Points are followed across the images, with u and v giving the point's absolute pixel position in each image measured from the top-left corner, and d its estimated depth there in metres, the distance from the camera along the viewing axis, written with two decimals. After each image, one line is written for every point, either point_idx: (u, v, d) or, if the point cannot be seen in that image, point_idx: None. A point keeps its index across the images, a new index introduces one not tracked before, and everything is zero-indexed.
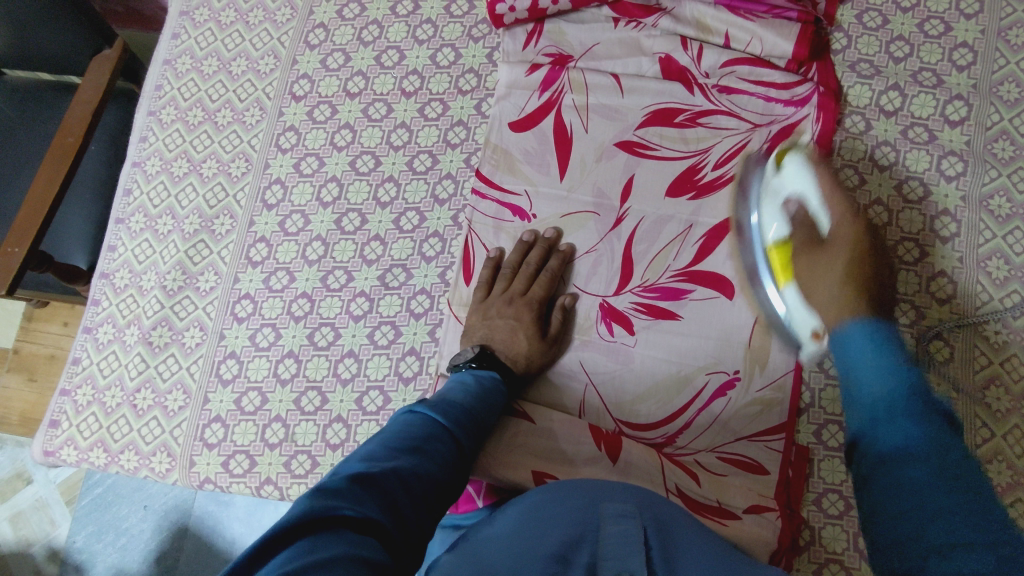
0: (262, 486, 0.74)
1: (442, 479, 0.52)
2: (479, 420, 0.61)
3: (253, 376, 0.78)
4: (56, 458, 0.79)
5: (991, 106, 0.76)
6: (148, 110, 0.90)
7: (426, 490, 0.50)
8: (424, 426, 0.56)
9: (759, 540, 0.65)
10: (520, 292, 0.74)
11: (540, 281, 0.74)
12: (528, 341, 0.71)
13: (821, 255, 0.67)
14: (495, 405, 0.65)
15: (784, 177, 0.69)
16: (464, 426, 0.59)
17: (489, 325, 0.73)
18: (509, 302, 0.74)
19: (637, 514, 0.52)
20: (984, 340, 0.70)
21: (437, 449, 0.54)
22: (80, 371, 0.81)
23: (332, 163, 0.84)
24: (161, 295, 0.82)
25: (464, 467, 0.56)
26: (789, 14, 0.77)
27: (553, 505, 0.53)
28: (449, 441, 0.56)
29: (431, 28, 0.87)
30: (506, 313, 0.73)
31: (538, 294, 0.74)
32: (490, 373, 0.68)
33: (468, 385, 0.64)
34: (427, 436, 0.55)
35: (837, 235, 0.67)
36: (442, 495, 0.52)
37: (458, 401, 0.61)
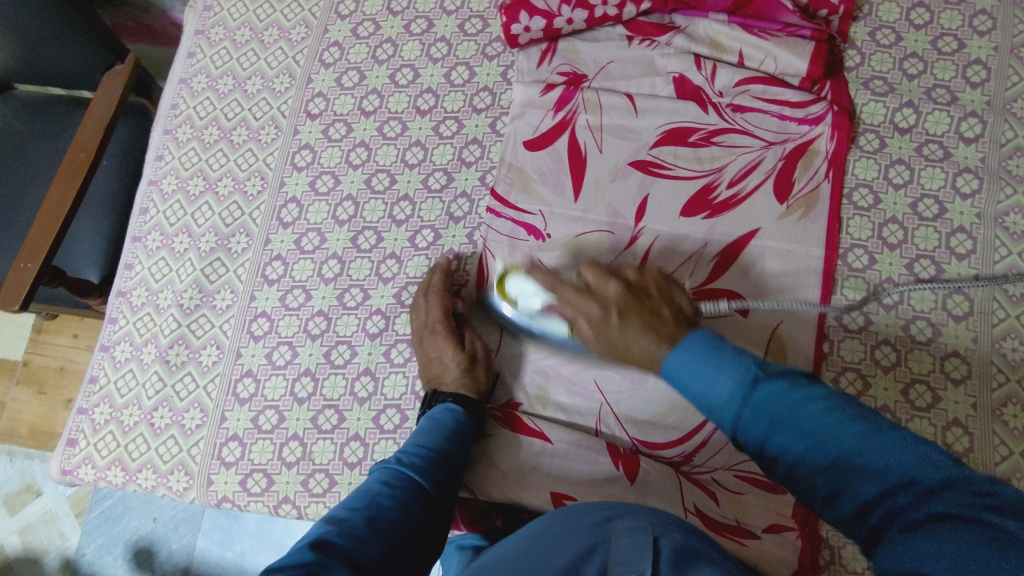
0: (279, 505, 0.74)
1: (410, 526, 0.54)
2: (444, 457, 0.63)
3: (270, 395, 0.78)
4: (73, 477, 0.79)
5: (1006, 123, 0.76)
6: (164, 128, 0.91)
7: (393, 540, 0.52)
8: (382, 481, 0.58)
9: (778, 561, 0.65)
10: (423, 323, 0.74)
11: (434, 302, 0.75)
12: (450, 355, 0.71)
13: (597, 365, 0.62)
14: (462, 437, 0.66)
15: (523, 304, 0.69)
16: (427, 467, 0.61)
17: (424, 367, 0.74)
18: (421, 338, 0.74)
19: (649, 527, 0.50)
20: (1001, 356, 0.70)
21: (398, 498, 0.56)
22: (97, 390, 0.81)
23: (348, 182, 0.84)
24: (178, 313, 0.82)
25: (433, 508, 0.58)
26: (802, 32, 0.78)
27: (563, 527, 0.54)
28: (411, 488, 0.58)
29: (446, 47, 0.88)
30: (428, 348, 0.73)
31: (438, 312, 0.74)
32: (445, 405, 0.68)
33: (426, 426, 0.66)
34: (388, 489, 0.57)
35: (575, 302, 0.62)
36: (411, 544, 0.53)
37: (415, 446, 0.63)
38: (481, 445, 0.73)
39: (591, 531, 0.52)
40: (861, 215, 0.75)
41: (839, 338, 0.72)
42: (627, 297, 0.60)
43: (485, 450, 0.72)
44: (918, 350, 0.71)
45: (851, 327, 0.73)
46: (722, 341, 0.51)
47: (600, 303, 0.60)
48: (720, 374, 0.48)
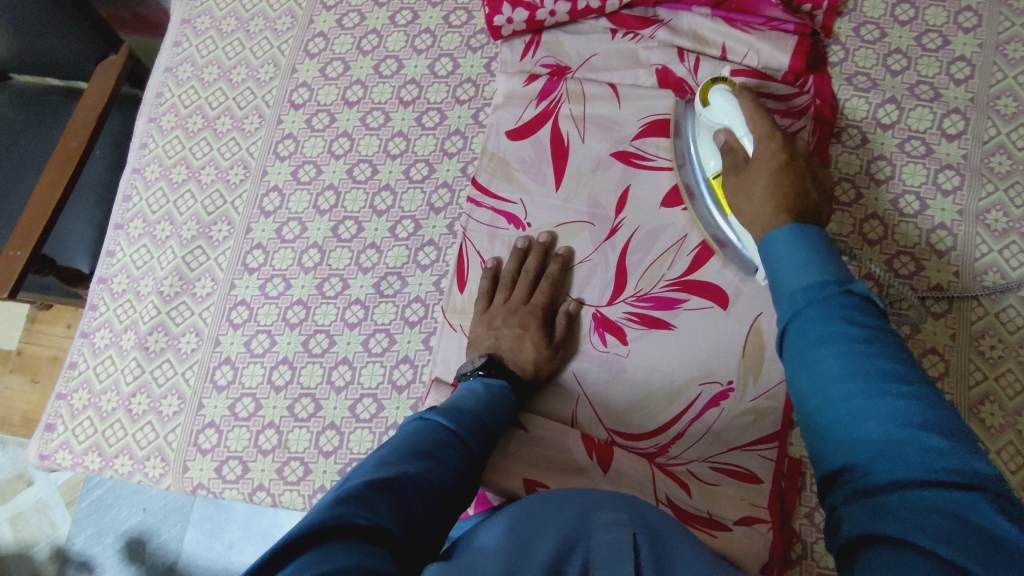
0: (254, 493, 0.74)
1: (452, 484, 0.52)
2: (489, 427, 0.61)
3: (248, 383, 0.78)
4: (51, 462, 0.79)
5: (989, 120, 0.76)
6: (149, 117, 0.91)
7: (436, 498, 0.50)
8: (435, 431, 0.56)
9: (748, 553, 0.64)
10: (521, 300, 0.74)
11: (543, 289, 0.74)
12: (535, 348, 0.71)
13: (744, 178, 0.66)
14: (506, 410, 0.65)
15: (713, 108, 0.71)
16: (474, 432, 0.59)
17: (494, 334, 0.73)
18: (512, 310, 0.74)
19: (628, 522, 0.51)
20: (979, 354, 0.69)
21: (449, 456, 0.54)
22: (76, 375, 0.81)
23: (329, 171, 0.84)
24: (158, 300, 0.82)
25: (474, 471, 0.56)
26: (786, 27, 0.78)
27: (545, 514, 0.53)
28: (459, 447, 0.56)
29: (430, 38, 0.88)
30: (511, 322, 0.73)
31: (541, 301, 0.74)
32: (500, 380, 0.67)
33: (479, 393, 0.64)
34: (439, 442, 0.54)
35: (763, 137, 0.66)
36: (452, 503, 0.52)
37: (468, 409, 0.61)
38: None
39: (573, 522, 0.51)
40: (841, 211, 0.75)
41: None
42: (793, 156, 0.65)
43: None
44: None
45: None
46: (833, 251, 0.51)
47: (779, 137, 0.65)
48: (804, 276, 0.49)
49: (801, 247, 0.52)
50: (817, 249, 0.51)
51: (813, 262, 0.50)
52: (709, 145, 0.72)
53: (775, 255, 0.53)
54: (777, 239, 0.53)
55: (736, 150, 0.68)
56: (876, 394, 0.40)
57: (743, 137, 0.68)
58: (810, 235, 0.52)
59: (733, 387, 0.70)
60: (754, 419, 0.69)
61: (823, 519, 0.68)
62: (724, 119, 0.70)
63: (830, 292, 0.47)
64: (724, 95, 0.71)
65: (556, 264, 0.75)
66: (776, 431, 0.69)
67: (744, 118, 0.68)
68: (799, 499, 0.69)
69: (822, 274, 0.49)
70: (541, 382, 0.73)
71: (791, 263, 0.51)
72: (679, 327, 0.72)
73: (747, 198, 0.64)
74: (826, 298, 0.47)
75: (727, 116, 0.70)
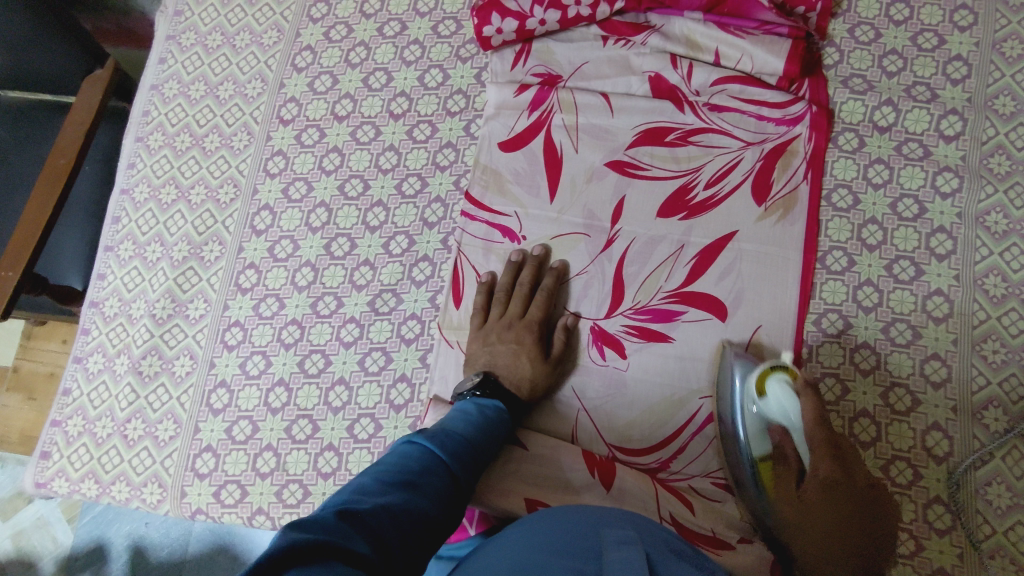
0: (253, 517, 0.73)
1: (433, 513, 0.51)
2: (478, 453, 0.60)
3: (244, 406, 0.77)
4: (47, 490, 0.78)
5: (987, 120, 0.75)
6: (136, 136, 0.90)
7: (416, 527, 0.49)
8: (420, 458, 0.55)
9: (755, 571, 0.64)
10: (518, 315, 0.73)
11: (538, 302, 0.73)
12: (532, 364, 0.71)
13: (805, 490, 0.63)
14: (497, 435, 0.64)
15: (767, 400, 0.65)
16: (461, 459, 0.58)
17: (490, 351, 0.72)
18: (508, 325, 0.73)
19: (638, 541, 0.50)
20: (982, 359, 0.69)
21: (432, 483, 0.53)
22: (70, 402, 0.80)
23: (320, 188, 0.83)
24: (150, 323, 0.81)
25: (459, 500, 0.55)
26: (779, 30, 0.76)
27: (550, 530, 0.52)
28: (443, 475, 0.55)
29: (419, 49, 0.87)
30: (506, 338, 0.73)
31: (537, 315, 0.73)
32: (494, 402, 0.66)
33: (470, 416, 0.63)
34: (423, 470, 0.54)
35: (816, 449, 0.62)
36: (434, 532, 0.51)
37: (457, 432, 0.60)
38: None
39: (581, 537, 0.50)
40: (839, 216, 0.74)
41: (817, 344, 0.71)
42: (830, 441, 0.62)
43: None
44: (898, 353, 0.70)
45: (830, 331, 0.71)
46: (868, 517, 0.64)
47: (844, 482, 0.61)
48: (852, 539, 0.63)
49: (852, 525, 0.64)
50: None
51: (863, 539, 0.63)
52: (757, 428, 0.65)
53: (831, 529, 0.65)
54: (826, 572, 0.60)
55: (786, 449, 0.66)
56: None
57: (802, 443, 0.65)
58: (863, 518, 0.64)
59: None
60: None
61: None
62: (781, 412, 0.65)
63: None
64: (785, 387, 0.65)
65: (552, 277, 0.74)
66: None
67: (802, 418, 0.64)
68: None
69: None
70: (540, 396, 0.72)
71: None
72: (678, 340, 0.71)
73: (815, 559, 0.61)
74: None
75: (785, 411, 0.65)
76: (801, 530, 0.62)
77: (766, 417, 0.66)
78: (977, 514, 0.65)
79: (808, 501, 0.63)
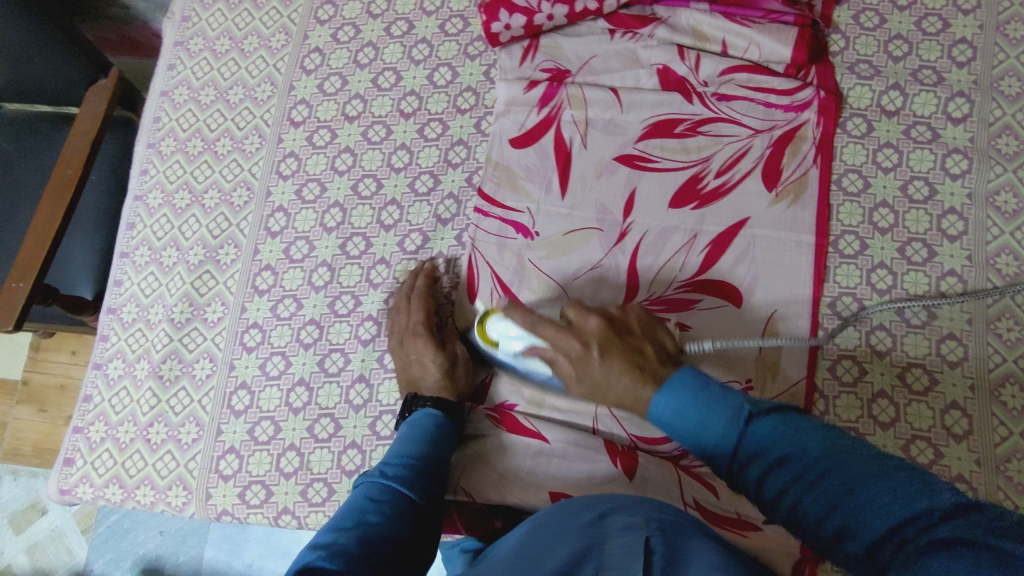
0: (279, 516, 0.74)
1: (397, 537, 0.54)
2: (429, 464, 0.63)
3: (265, 406, 0.77)
4: (72, 496, 0.79)
5: (993, 101, 0.75)
6: (148, 142, 0.90)
7: (382, 554, 0.52)
8: (369, 495, 0.58)
9: (781, 550, 0.65)
10: (405, 327, 0.75)
11: (415, 306, 0.75)
12: (433, 357, 0.72)
13: (586, 368, 0.62)
14: (443, 442, 0.67)
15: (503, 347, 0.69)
16: (413, 478, 0.61)
17: (405, 370, 0.74)
18: (401, 341, 0.74)
19: (643, 525, 0.49)
20: (997, 337, 0.69)
21: (387, 512, 0.56)
22: (92, 408, 0.81)
23: (334, 188, 0.83)
24: (169, 327, 0.82)
25: (421, 516, 0.59)
26: (785, 18, 0.78)
27: (555, 526, 0.53)
28: (397, 499, 0.58)
29: (427, 48, 0.87)
30: (405, 351, 0.74)
31: (418, 315, 0.74)
32: (426, 412, 0.68)
33: (411, 435, 0.65)
34: (373, 502, 0.57)
35: (558, 340, 0.64)
36: (404, 552, 0.54)
37: (402, 455, 0.63)
38: (478, 448, 0.72)
39: (585, 528, 0.51)
40: (850, 201, 0.75)
41: (834, 327, 0.71)
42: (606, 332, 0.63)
43: (482, 451, 0.72)
44: (913, 333, 0.71)
45: (845, 314, 0.72)
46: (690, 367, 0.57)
47: (579, 339, 0.63)
48: (703, 411, 0.52)
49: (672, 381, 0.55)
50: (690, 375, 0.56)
51: (700, 395, 0.53)
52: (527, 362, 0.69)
53: (663, 410, 0.55)
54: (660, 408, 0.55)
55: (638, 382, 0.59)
56: (845, 463, 0.46)
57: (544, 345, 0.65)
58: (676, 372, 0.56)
59: (752, 386, 0.70)
60: None
61: None
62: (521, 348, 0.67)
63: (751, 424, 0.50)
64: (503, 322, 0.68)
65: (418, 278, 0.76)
66: None
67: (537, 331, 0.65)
68: None
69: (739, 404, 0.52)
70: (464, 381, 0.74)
71: (685, 402, 0.54)
72: (695, 328, 0.72)
73: (602, 377, 0.61)
74: (765, 424, 0.50)
75: (525, 342, 0.66)
76: (587, 378, 0.62)
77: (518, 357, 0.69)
78: (999, 489, 0.65)
79: (587, 371, 0.62)
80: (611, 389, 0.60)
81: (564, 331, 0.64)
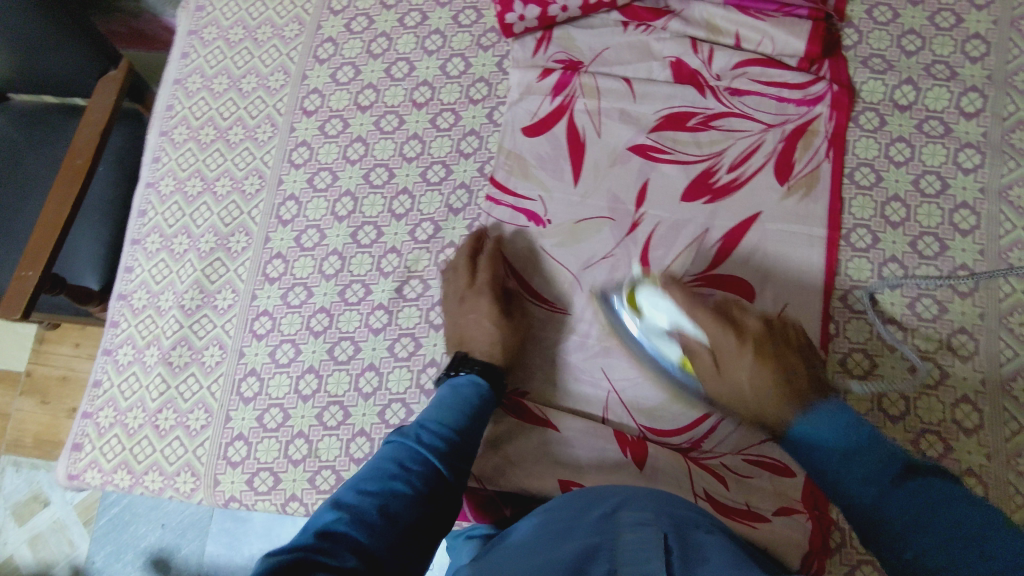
0: (287, 503, 0.74)
1: (417, 510, 0.56)
2: (461, 434, 0.63)
3: (274, 394, 0.77)
4: (79, 482, 0.79)
5: (1007, 96, 0.75)
6: (160, 130, 0.90)
7: (399, 529, 0.53)
8: (396, 456, 0.59)
9: (790, 543, 0.64)
10: (468, 284, 0.75)
11: (483, 267, 0.75)
12: (495, 325, 0.72)
13: (726, 372, 0.66)
14: (482, 412, 0.66)
15: (647, 316, 0.69)
16: (444, 448, 0.61)
17: (461, 325, 0.74)
18: (463, 298, 0.75)
19: (655, 521, 0.49)
20: (1008, 332, 0.69)
21: (411, 481, 0.57)
22: (101, 394, 0.81)
23: (345, 177, 0.84)
24: (179, 314, 0.82)
25: (445, 490, 0.59)
26: (800, 12, 0.77)
27: (566, 522, 0.52)
28: (423, 469, 0.59)
29: (441, 39, 0.87)
30: (467, 309, 0.74)
31: (485, 278, 0.75)
32: (471, 377, 0.68)
33: (448, 399, 0.66)
34: (400, 466, 0.58)
35: (710, 327, 0.66)
36: (423, 527, 0.55)
37: (441, 422, 0.63)
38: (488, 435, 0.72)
39: (596, 522, 0.50)
40: (862, 194, 0.75)
41: (844, 320, 0.72)
42: (762, 336, 0.65)
43: (493, 439, 0.72)
44: (924, 327, 0.70)
45: (857, 307, 0.72)
46: (842, 409, 0.59)
47: (737, 332, 0.65)
48: (844, 439, 0.57)
49: (841, 423, 0.58)
50: (846, 420, 0.58)
51: (851, 451, 0.56)
52: (664, 342, 0.70)
53: (817, 433, 0.59)
54: (804, 428, 0.60)
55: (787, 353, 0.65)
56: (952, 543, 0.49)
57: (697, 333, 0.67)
58: (829, 405, 0.60)
59: None
60: None
61: None
62: (664, 321, 0.68)
63: (894, 477, 0.54)
64: (653, 292, 0.68)
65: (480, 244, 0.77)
66: None
67: (688, 315, 0.67)
68: None
69: (884, 461, 0.55)
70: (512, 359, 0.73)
71: (829, 438, 0.58)
72: None
73: (734, 378, 0.66)
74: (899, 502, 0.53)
75: (670, 317, 0.68)
76: (726, 390, 0.66)
77: (661, 327, 0.69)
78: (1010, 485, 0.65)
79: (726, 378, 0.66)
80: (739, 387, 0.65)
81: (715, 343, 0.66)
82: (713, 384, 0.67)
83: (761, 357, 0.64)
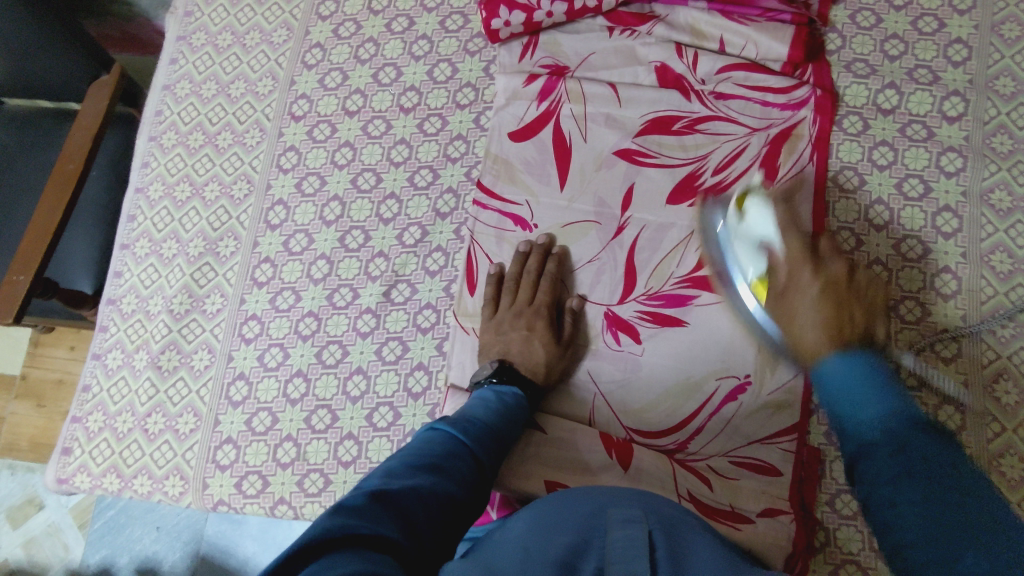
0: (275, 506, 0.74)
1: (458, 500, 0.52)
2: (499, 435, 0.61)
3: (262, 397, 0.78)
4: (69, 486, 0.79)
5: (988, 101, 0.76)
6: (149, 135, 0.91)
7: (443, 510, 0.50)
8: (443, 444, 0.56)
9: (773, 543, 0.65)
10: (526, 302, 0.74)
11: (545, 288, 0.74)
12: (545, 349, 0.71)
13: (790, 297, 0.62)
14: (516, 420, 0.65)
15: (748, 220, 0.68)
16: (483, 444, 0.59)
17: (503, 340, 0.73)
18: (518, 314, 0.74)
19: (643, 519, 0.49)
20: (990, 334, 0.70)
21: (456, 466, 0.54)
22: (90, 398, 0.81)
23: (333, 182, 0.84)
24: (168, 318, 0.82)
25: (482, 485, 0.56)
26: (783, 16, 0.78)
27: (558, 516, 0.51)
28: (467, 459, 0.56)
29: (428, 44, 0.88)
30: (518, 325, 0.73)
31: (545, 301, 0.74)
32: (511, 388, 0.67)
33: (491, 402, 0.64)
34: (447, 454, 0.55)
35: (794, 257, 0.63)
36: (460, 514, 0.52)
37: (480, 419, 0.61)
38: None
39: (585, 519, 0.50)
40: (846, 198, 0.75)
41: None
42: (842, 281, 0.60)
43: None
44: (907, 329, 0.71)
45: None
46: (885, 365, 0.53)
47: (814, 266, 0.62)
48: (869, 391, 0.51)
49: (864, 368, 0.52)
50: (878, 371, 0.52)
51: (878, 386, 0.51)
52: (748, 258, 0.67)
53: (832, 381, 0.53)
54: (828, 367, 0.54)
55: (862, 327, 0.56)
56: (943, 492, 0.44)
57: (776, 238, 0.65)
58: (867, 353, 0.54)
59: (749, 381, 0.70)
60: (772, 412, 0.69)
61: (844, 505, 0.68)
62: (762, 232, 0.67)
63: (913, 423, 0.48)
64: (762, 208, 0.68)
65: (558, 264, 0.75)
66: (794, 423, 0.69)
67: (780, 234, 0.66)
68: (819, 486, 0.68)
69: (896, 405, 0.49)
70: (554, 383, 0.73)
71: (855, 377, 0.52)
72: (692, 324, 0.72)
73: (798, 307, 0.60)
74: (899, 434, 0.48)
75: (763, 229, 0.67)
76: (787, 305, 0.62)
77: (752, 240, 0.67)
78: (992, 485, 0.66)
79: (792, 291, 0.62)
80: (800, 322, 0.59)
81: (801, 255, 0.63)
82: (773, 303, 0.63)
83: (828, 292, 0.59)
